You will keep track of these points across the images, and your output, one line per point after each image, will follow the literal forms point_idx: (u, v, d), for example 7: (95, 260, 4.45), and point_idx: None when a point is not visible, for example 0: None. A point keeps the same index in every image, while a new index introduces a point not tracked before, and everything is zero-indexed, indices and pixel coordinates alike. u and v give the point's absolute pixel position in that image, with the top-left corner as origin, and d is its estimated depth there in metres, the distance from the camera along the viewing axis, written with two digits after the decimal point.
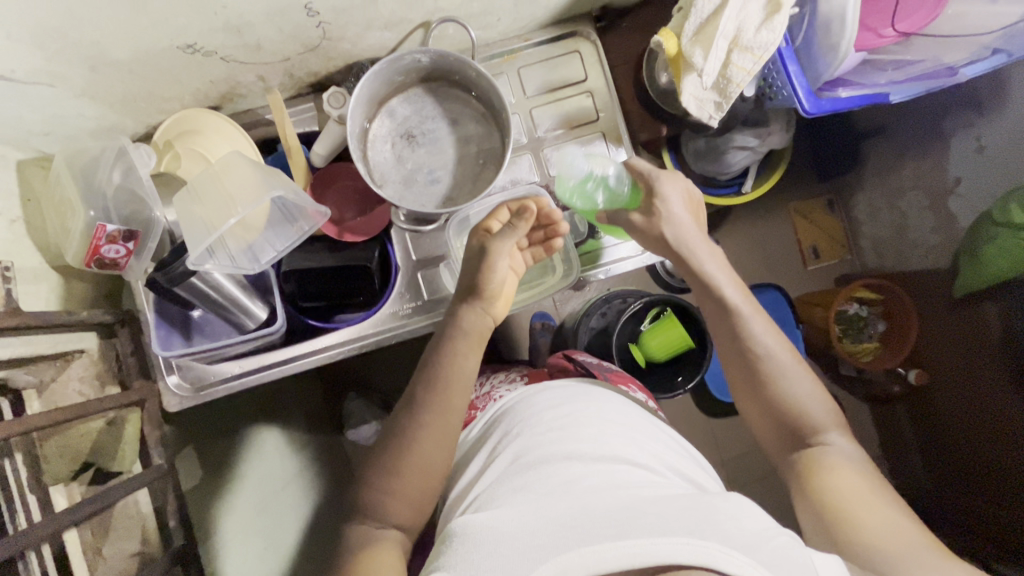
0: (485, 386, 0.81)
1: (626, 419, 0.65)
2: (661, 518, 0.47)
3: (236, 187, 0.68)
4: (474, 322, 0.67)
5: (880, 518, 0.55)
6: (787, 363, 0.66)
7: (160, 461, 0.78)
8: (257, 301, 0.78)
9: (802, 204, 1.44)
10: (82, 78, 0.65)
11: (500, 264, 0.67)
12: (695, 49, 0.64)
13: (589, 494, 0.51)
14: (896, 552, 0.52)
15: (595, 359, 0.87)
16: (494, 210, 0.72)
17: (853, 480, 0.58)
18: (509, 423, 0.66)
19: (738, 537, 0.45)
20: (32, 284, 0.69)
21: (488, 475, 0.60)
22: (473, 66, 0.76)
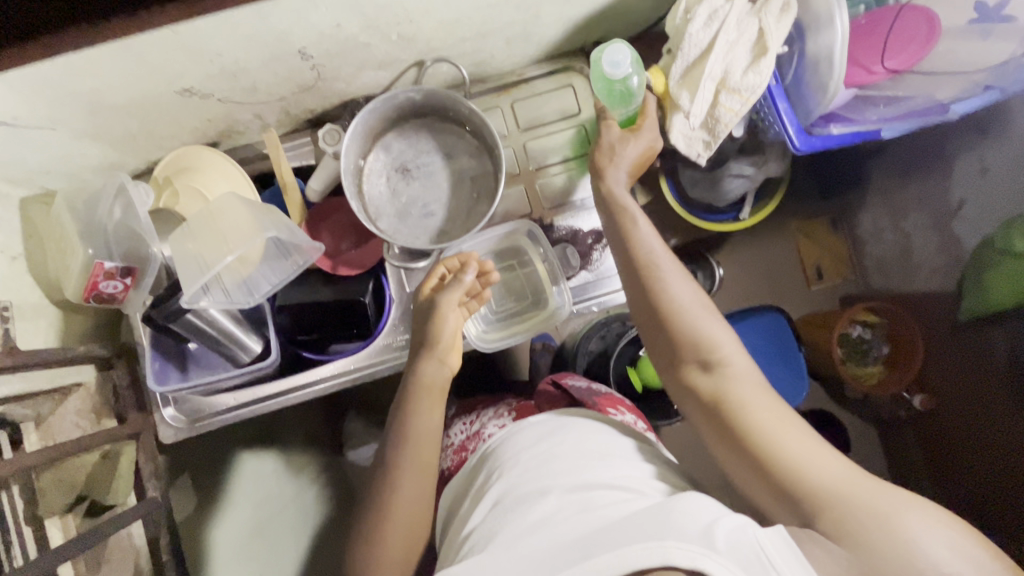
0: (476, 423, 0.81)
1: (598, 435, 0.66)
2: (622, 530, 0.50)
3: (230, 228, 0.70)
4: (431, 373, 0.69)
5: (803, 453, 0.53)
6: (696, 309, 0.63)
7: (154, 494, 0.79)
8: (252, 334, 0.78)
9: (806, 224, 1.42)
10: (81, 121, 0.66)
11: (445, 320, 0.72)
12: (682, 92, 0.66)
13: (561, 524, 0.54)
14: (825, 493, 0.51)
15: (586, 382, 0.87)
16: (434, 266, 0.76)
17: (769, 412, 0.56)
18: (492, 463, 0.67)
19: (691, 529, 0.48)
20: (31, 320, 0.70)
21: (475, 517, 0.62)
22: (466, 103, 0.77)
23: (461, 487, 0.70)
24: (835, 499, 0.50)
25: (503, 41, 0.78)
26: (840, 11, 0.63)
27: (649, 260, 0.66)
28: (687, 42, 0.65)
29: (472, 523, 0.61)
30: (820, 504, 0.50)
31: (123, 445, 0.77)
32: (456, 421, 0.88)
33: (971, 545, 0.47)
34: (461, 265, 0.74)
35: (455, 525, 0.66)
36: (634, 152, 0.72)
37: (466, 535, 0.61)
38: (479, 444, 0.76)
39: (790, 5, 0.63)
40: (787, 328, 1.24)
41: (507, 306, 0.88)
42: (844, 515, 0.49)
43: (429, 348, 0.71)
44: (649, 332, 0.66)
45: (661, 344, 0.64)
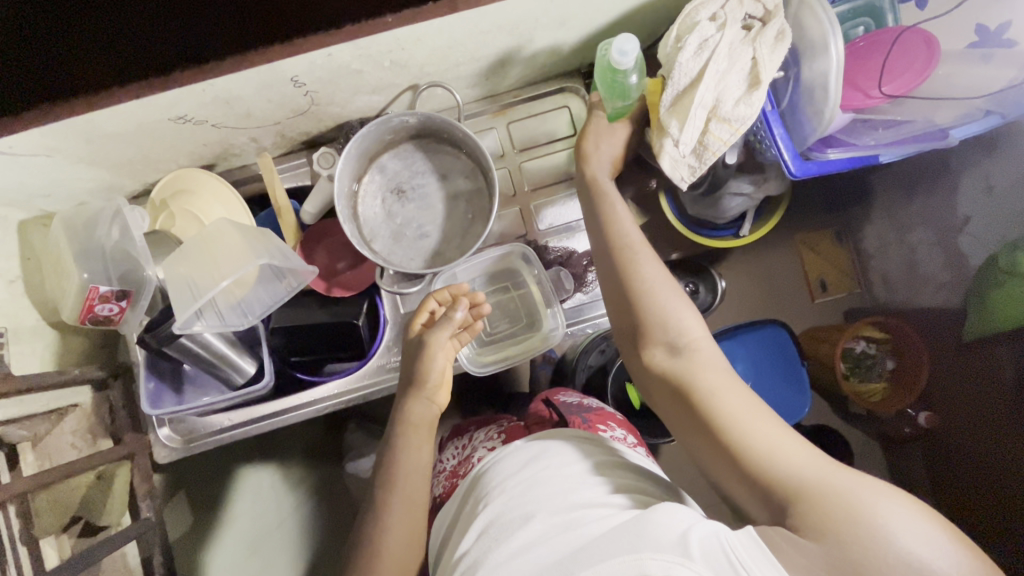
0: (467, 447, 0.81)
1: (582, 453, 0.66)
2: (601, 547, 0.50)
3: (224, 253, 0.71)
4: (419, 411, 0.71)
5: (772, 442, 0.53)
6: (671, 297, 0.63)
7: (148, 514, 0.79)
8: (246, 355, 0.79)
9: (809, 237, 1.42)
10: (78, 149, 0.67)
11: (435, 359, 0.72)
12: (671, 120, 0.64)
13: (544, 545, 0.54)
14: (792, 484, 0.50)
15: (576, 399, 0.87)
16: (425, 302, 0.76)
17: (738, 400, 0.56)
18: (480, 489, 0.66)
19: (665, 537, 0.48)
20: (27, 343, 0.71)
21: (464, 542, 0.62)
22: (459, 126, 0.77)
23: (455, 512, 0.69)
24: (803, 489, 0.49)
25: (497, 64, 0.78)
26: (835, 38, 0.63)
27: (623, 246, 0.67)
28: (677, 71, 0.64)
29: (461, 548, 0.61)
30: (787, 494, 0.50)
31: (117, 466, 0.78)
32: (449, 444, 0.88)
33: (947, 539, 0.45)
34: (452, 302, 0.74)
35: (448, 550, 0.65)
36: (609, 141, 0.75)
37: (455, 561, 0.61)
38: (469, 468, 0.76)
39: (785, 34, 0.62)
40: (789, 344, 1.22)
41: (502, 328, 0.87)
42: (811, 506, 0.48)
43: (418, 387, 0.72)
44: (620, 317, 0.66)
45: (632, 329, 0.64)
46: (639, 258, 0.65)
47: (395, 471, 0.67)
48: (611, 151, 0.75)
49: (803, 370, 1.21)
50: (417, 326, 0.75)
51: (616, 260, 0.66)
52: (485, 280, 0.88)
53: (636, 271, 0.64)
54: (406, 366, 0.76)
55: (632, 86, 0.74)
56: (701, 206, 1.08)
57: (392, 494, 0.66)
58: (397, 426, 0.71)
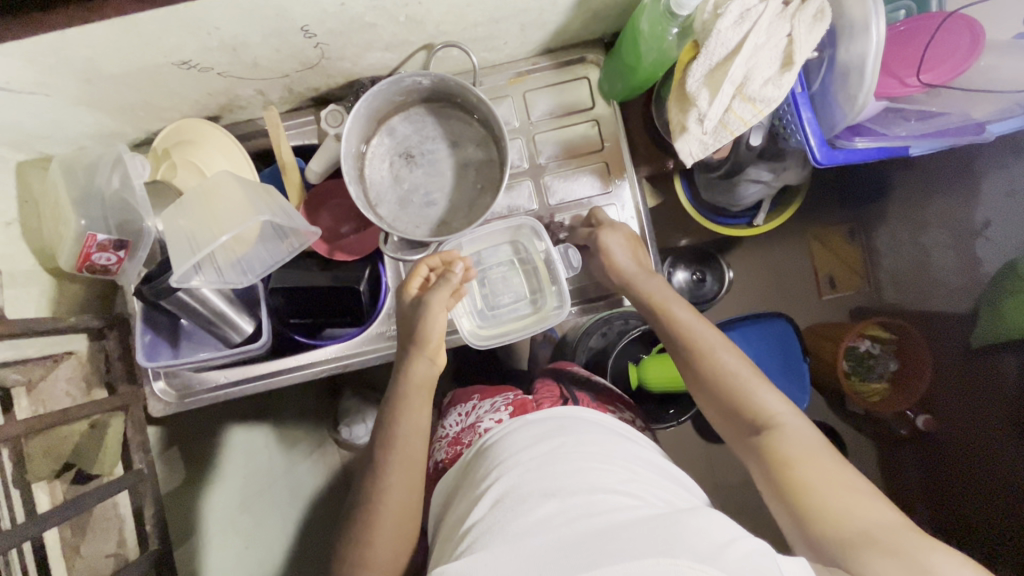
0: (472, 414, 0.81)
1: (600, 440, 0.66)
2: (630, 542, 0.49)
3: (224, 206, 0.68)
4: (422, 370, 0.71)
5: (849, 503, 0.55)
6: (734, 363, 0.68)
7: (140, 466, 0.79)
8: (244, 314, 0.77)
9: (822, 232, 1.40)
10: (76, 89, 0.65)
11: (434, 318, 0.71)
12: (701, 92, 0.61)
13: (564, 525, 0.53)
14: (864, 534, 0.52)
15: (585, 373, 0.90)
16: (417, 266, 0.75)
17: (817, 463, 0.59)
18: (489, 463, 0.65)
19: (700, 546, 0.48)
20: (22, 287, 0.70)
21: (471, 515, 0.60)
22: (473, 91, 0.74)
23: (454, 484, 0.71)
24: (873, 543, 0.51)
25: (518, 27, 0.75)
26: (877, 17, 0.59)
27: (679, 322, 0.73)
28: (714, 40, 0.59)
29: (468, 519, 0.59)
30: (855, 549, 0.52)
31: (112, 416, 0.77)
32: (450, 410, 0.88)
33: None
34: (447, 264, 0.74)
35: (447, 518, 0.66)
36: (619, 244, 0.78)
37: (461, 533, 0.59)
38: (474, 438, 0.76)
39: (825, 12, 0.58)
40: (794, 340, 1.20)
41: (504, 303, 0.85)
42: (880, 559, 0.50)
43: (421, 346, 0.71)
44: (695, 389, 0.71)
45: (707, 400, 0.69)
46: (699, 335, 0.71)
47: (393, 441, 0.67)
48: (623, 250, 0.79)
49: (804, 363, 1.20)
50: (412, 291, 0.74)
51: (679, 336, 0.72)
52: (490, 249, 0.85)
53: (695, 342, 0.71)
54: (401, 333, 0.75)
55: (672, 45, 0.68)
56: (716, 191, 1.05)
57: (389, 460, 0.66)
58: (398, 390, 0.71)
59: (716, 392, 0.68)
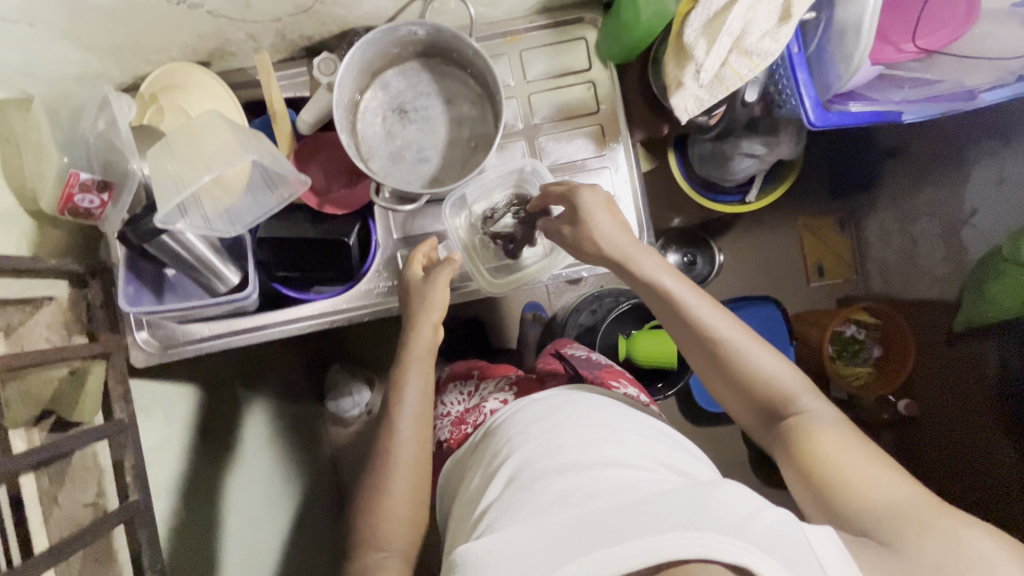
0: (474, 397, 0.85)
1: (612, 415, 0.67)
2: (653, 515, 0.48)
3: (210, 147, 0.65)
4: (423, 336, 0.73)
5: (872, 476, 0.55)
6: (735, 337, 0.66)
7: (121, 416, 0.78)
8: (230, 265, 0.76)
9: (810, 222, 1.40)
10: (61, 20, 0.63)
11: (435, 296, 0.74)
12: (699, 42, 0.61)
13: (583, 498, 0.53)
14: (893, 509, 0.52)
15: (586, 352, 0.92)
16: (413, 255, 0.78)
17: (835, 441, 0.59)
18: (500, 441, 0.67)
19: (725, 519, 0.47)
20: (3, 226, 0.68)
21: (487, 494, 0.61)
22: (469, 43, 0.73)
23: (466, 454, 0.74)
24: (903, 518, 0.51)
25: None
26: None
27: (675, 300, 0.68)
28: None
29: (485, 499, 0.61)
30: (886, 525, 0.52)
31: (92, 363, 0.75)
32: (450, 387, 0.91)
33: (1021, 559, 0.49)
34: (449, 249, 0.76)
35: (460, 494, 0.69)
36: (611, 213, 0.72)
37: (479, 511, 0.60)
38: (480, 419, 0.78)
39: None
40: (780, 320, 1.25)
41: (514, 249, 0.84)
42: (917, 535, 0.50)
43: (426, 314, 0.74)
44: (704, 369, 0.69)
45: (715, 374, 0.67)
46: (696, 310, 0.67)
47: (401, 398, 0.70)
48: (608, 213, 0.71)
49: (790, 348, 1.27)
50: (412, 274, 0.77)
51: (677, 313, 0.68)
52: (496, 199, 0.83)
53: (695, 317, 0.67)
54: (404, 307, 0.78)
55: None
56: (710, 165, 1.06)
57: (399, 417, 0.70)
58: (404, 358, 0.73)
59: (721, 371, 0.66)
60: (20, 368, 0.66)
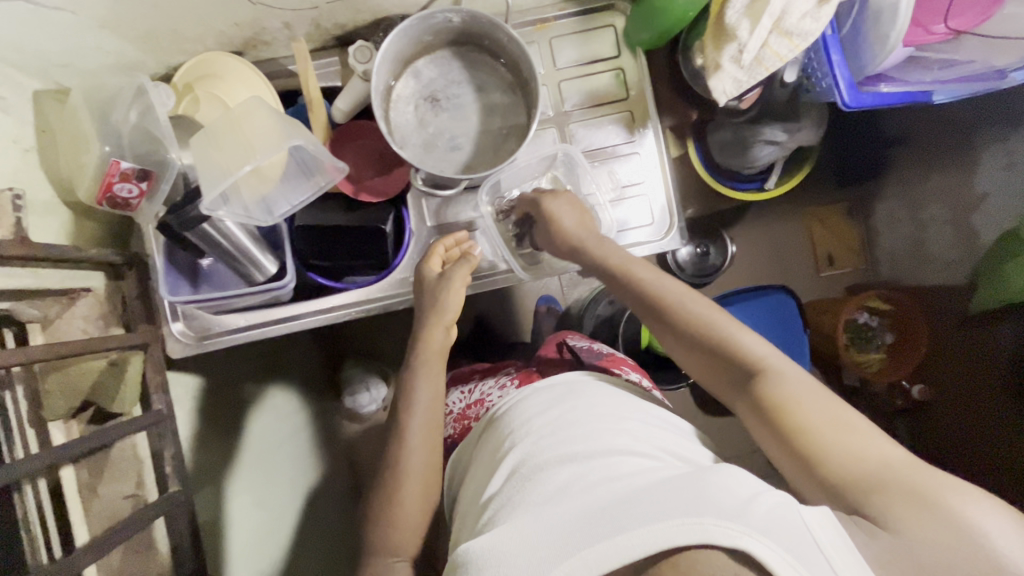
0: (475, 393, 0.83)
1: (612, 400, 0.67)
2: (652, 503, 0.47)
3: (257, 135, 0.65)
4: (438, 337, 0.73)
5: (848, 440, 0.54)
6: (698, 309, 0.67)
7: (160, 406, 0.79)
8: (268, 254, 0.77)
9: (817, 211, 1.36)
10: (103, 8, 0.63)
11: (454, 291, 0.74)
12: (742, 22, 0.61)
13: (584, 489, 0.53)
14: (873, 477, 0.52)
15: (587, 342, 0.91)
16: (433, 247, 0.77)
17: (805, 400, 0.57)
18: (503, 431, 0.67)
19: (726, 507, 0.46)
20: (43, 216, 0.68)
21: (491, 485, 0.61)
22: (505, 30, 0.74)
23: (472, 449, 0.72)
24: (877, 485, 0.51)
25: None
26: None
27: (640, 282, 0.70)
28: None
29: (487, 491, 0.61)
30: (863, 491, 0.51)
31: (130, 354, 0.75)
32: (452, 390, 0.89)
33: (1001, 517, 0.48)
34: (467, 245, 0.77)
35: (466, 483, 0.69)
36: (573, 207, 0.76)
37: (484, 503, 0.60)
38: (481, 411, 0.78)
39: None
40: (792, 308, 1.23)
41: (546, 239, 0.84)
42: (894, 500, 0.49)
43: (439, 315, 0.73)
44: (677, 350, 0.68)
45: (680, 346, 0.67)
46: (659, 288, 0.69)
47: (412, 402, 0.69)
48: (569, 210, 0.76)
49: (804, 337, 1.22)
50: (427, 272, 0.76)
51: (645, 295, 0.69)
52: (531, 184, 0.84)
53: (658, 292, 0.69)
54: (417, 305, 0.77)
55: None
56: (730, 153, 1.05)
57: (410, 421, 0.68)
58: (415, 360, 0.72)
59: (684, 343, 0.67)
60: (57, 360, 0.68)
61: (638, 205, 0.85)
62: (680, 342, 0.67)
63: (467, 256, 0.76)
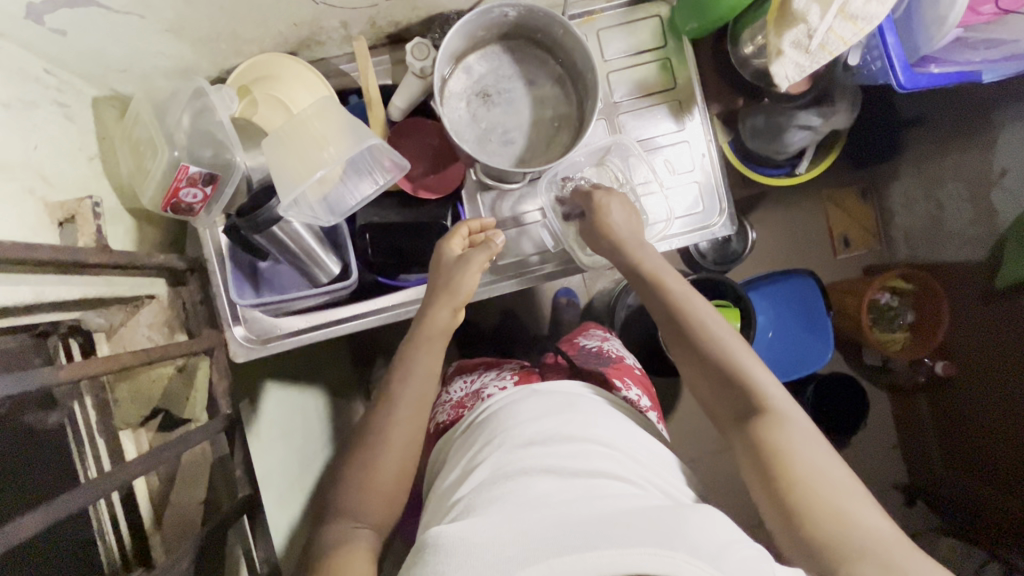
0: (476, 382, 0.84)
1: (602, 420, 0.67)
2: (628, 528, 0.47)
3: (328, 134, 0.66)
4: (441, 319, 0.72)
5: (837, 498, 0.54)
6: (723, 336, 0.68)
7: (227, 410, 0.76)
8: (331, 255, 0.78)
9: (833, 194, 1.42)
10: (171, 11, 0.63)
11: (466, 277, 0.73)
12: (812, 7, 0.62)
13: (562, 503, 0.52)
14: (844, 532, 0.52)
15: (596, 345, 0.91)
16: (458, 228, 0.75)
17: (804, 450, 0.58)
18: (489, 430, 0.66)
19: (700, 546, 0.46)
20: (112, 223, 0.67)
21: (464, 484, 0.61)
22: (562, 23, 0.75)
23: (456, 441, 0.73)
24: (853, 545, 0.51)
25: None
26: None
27: (670, 299, 0.71)
28: None
29: (460, 491, 0.60)
30: (833, 544, 0.52)
31: (197, 361, 0.75)
32: (456, 377, 0.90)
33: None
34: (491, 232, 0.76)
35: (439, 482, 0.68)
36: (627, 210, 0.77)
37: (453, 502, 0.59)
38: (477, 402, 0.78)
39: None
40: (816, 294, 1.23)
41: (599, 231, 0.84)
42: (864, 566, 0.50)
43: (449, 296, 0.73)
44: (686, 366, 0.70)
45: (696, 369, 0.68)
46: (688, 309, 0.70)
47: (405, 378, 0.70)
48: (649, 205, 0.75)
49: (826, 319, 1.22)
50: (438, 253, 0.74)
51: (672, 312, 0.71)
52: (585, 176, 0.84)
53: (689, 315, 0.70)
54: (429, 283, 0.76)
55: None
56: (763, 138, 1.05)
57: (404, 390, 0.69)
58: (414, 339, 0.72)
59: (701, 367, 0.68)
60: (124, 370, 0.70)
61: (689, 192, 0.85)
62: (696, 365, 0.68)
63: (490, 241, 0.74)
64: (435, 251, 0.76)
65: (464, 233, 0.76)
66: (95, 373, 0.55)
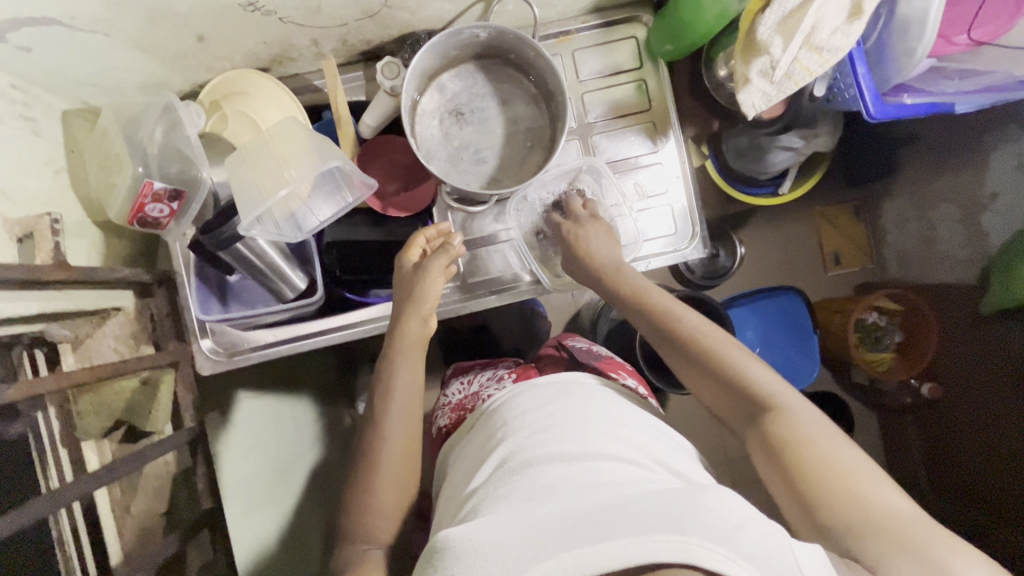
0: (473, 384, 0.83)
1: (606, 407, 0.65)
2: (638, 514, 0.44)
3: (291, 153, 0.67)
4: (415, 329, 0.71)
5: (862, 487, 0.53)
6: (717, 339, 0.66)
7: (192, 424, 0.78)
8: (297, 271, 0.79)
9: (831, 210, 1.33)
10: (138, 30, 0.64)
11: (431, 285, 0.71)
12: (775, 39, 0.63)
13: (571, 493, 0.50)
14: (876, 522, 0.50)
15: (586, 342, 0.90)
16: (413, 239, 0.74)
17: (820, 443, 0.56)
18: (497, 424, 0.65)
19: (715, 527, 0.43)
20: (76, 237, 0.68)
21: (478, 478, 0.59)
22: (532, 44, 0.75)
23: (459, 440, 0.73)
24: (881, 530, 0.49)
25: None
26: None
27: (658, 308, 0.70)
28: None
29: (474, 483, 0.59)
30: (865, 535, 0.50)
31: (162, 372, 0.75)
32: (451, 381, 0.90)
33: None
34: (448, 234, 0.74)
35: (448, 482, 0.67)
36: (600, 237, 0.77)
37: (467, 496, 0.58)
38: (477, 403, 0.77)
39: None
40: (803, 311, 1.22)
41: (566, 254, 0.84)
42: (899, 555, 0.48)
43: (414, 306, 0.71)
44: (686, 373, 0.68)
45: (696, 374, 0.66)
46: (677, 318, 0.69)
47: (388, 395, 0.68)
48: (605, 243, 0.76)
49: (814, 338, 1.21)
50: (403, 261, 0.74)
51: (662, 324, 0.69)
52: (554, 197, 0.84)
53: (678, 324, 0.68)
54: (395, 297, 0.75)
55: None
56: (746, 159, 1.06)
57: (388, 408, 0.68)
58: (390, 352, 0.71)
59: (700, 373, 0.66)
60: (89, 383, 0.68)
61: (661, 213, 0.85)
62: (695, 372, 0.66)
63: (448, 246, 0.73)
64: (399, 259, 0.75)
65: (425, 237, 0.75)
66: (50, 389, 0.55)
